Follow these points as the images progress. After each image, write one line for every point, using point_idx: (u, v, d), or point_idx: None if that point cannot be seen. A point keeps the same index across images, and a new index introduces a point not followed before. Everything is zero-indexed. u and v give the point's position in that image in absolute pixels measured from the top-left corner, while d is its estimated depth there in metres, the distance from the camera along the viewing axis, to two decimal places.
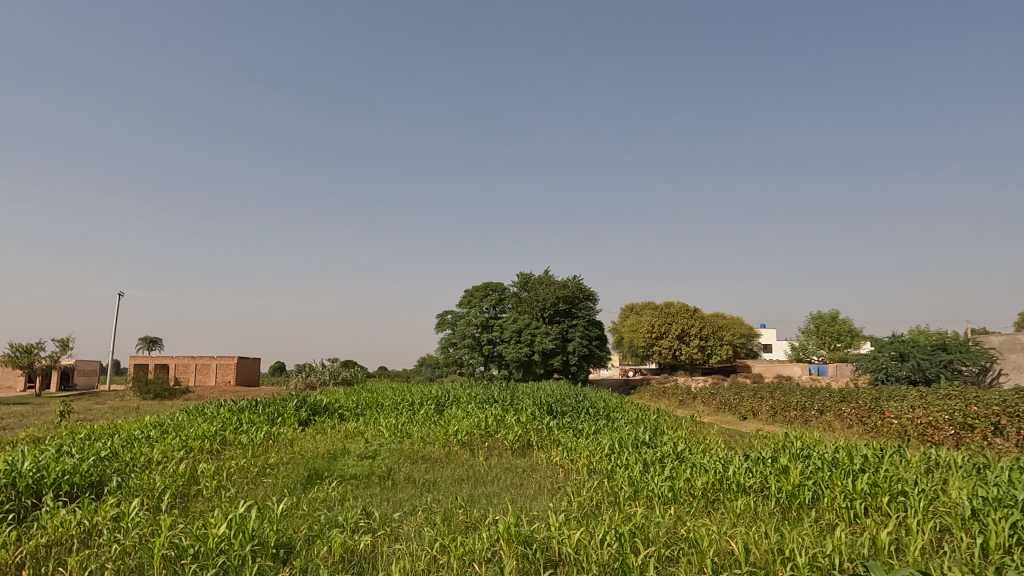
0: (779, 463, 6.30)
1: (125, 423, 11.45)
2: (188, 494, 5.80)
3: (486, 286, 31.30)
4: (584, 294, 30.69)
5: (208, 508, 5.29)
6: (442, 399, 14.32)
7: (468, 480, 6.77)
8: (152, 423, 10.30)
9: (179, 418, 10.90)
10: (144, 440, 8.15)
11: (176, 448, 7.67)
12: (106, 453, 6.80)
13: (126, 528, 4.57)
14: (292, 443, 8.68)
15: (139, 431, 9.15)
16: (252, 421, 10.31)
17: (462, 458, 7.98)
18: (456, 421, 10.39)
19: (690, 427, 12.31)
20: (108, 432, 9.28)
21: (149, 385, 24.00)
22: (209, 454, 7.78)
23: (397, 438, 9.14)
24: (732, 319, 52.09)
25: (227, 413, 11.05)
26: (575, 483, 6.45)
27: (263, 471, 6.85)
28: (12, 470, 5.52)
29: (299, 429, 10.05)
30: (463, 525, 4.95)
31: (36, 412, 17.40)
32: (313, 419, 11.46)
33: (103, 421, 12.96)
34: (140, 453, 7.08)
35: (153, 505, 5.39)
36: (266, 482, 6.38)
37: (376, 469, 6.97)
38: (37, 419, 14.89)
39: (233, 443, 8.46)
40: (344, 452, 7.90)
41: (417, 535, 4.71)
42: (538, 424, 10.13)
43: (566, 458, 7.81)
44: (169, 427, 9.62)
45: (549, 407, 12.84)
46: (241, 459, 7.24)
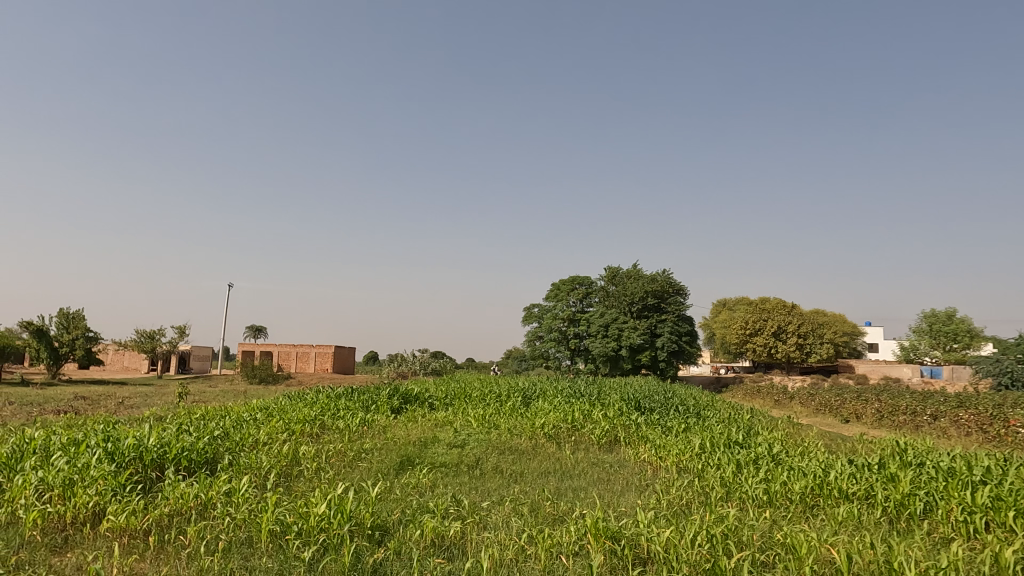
0: (887, 471, 5.92)
1: (234, 405, 12.29)
2: (291, 474, 6.16)
3: (574, 280, 31.25)
4: (674, 288, 29.93)
5: (310, 487, 5.61)
6: (529, 391, 14.43)
7: (554, 473, 6.79)
8: (258, 406, 11.03)
9: (282, 403, 11.59)
10: (252, 422, 8.71)
11: (280, 431, 8.17)
12: (219, 433, 7.33)
13: (236, 504, 4.91)
14: (385, 430, 9.00)
15: (248, 413, 9.82)
16: (348, 408, 10.80)
17: (549, 451, 8.02)
18: (543, 414, 10.43)
19: (787, 428, 11.73)
20: (220, 413, 10.02)
21: (255, 370, 25.72)
22: (309, 437, 8.24)
23: (485, 428, 9.28)
24: (834, 317, 49.38)
25: (325, 400, 11.62)
26: (663, 481, 6.31)
27: (358, 455, 7.16)
28: (139, 444, 6.03)
29: (392, 417, 10.41)
30: (551, 517, 4.98)
31: (160, 392, 19.13)
32: (404, 408, 11.86)
33: (216, 403, 14.01)
34: (248, 433, 7.59)
35: (260, 482, 5.78)
36: (361, 466, 6.68)
37: (466, 458, 7.12)
38: (159, 399, 16.29)
39: (331, 428, 8.88)
40: (434, 441, 8.11)
41: (505, 525, 4.77)
42: (626, 419, 10.00)
43: (654, 454, 7.68)
44: (274, 410, 10.25)
45: (637, 403, 12.63)
46: (339, 443, 7.62)
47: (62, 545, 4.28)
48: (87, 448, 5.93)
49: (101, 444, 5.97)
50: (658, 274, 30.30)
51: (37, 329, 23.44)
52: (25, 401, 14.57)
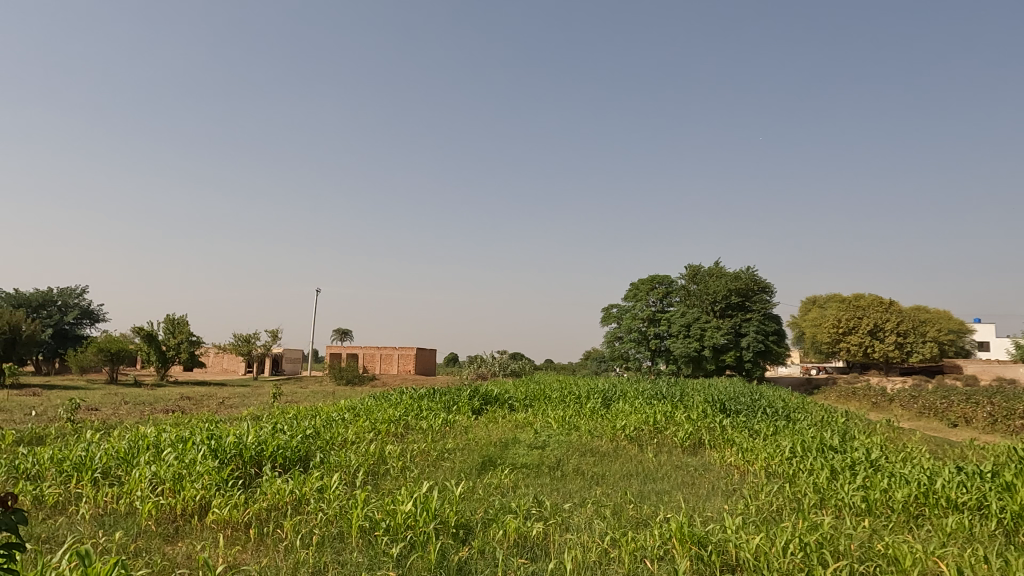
0: (1001, 479, 5.48)
1: (322, 406, 12.82)
2: (378, 472, 6.38)
3: (653, 279, 30.72)
4: (760, 286, 28.79)
5: (396, 486, 5.80)
6: (609, 392, 14.28)
7: (637, 475, 6.69)
8: (347, 406, 11.46)
9: (368, 403, 12.00)
10: (340, 421, 9.09)
11: (367, 430, 8.48)
12: (311, 432, 7.68)
13: (328, 500, 5.12)
14: (467, 430, 9.16)
15: (337, 413, 10.26)
16: (431, 408, 11.07)
17: (631, 453, 7.91)
18: (623, 416, 10.29)
19: (887, 433, 11.01)
20: (311, 412, 10.50)
21: (342, 371, 26.77)
22: (395, 437, 8.49)
23: (565, 430, 9.29)
24: (938, 314, 46.04)
25: (409, 401, 11.96)
26: (751, 486, 6.09)
27: (441, 455, 7.33)
28: (239, 442, 6.41)
29: (473, 418, 10.57)
30: (634, 520, 4.92)
31: (256, 392, 20.24)
32: (485, 408, 12.02)
33: (308, 403, 14.69)
34: (338, 432, 7.92)
35: (350, 479, 6.02)
36: (445, 465, 6.82)
37: (547, 460, 7.14)
38: (256, 400, 17.27)
39: (415, 428, 9.13)
40: (515, 442, 8.18)
41: (588, 527, 4.75)
42: (711, 422, 9.73)
43: (741, 458, 7.43)
44: (361, 410, 10.64)
45: (722, 405, 12.23)
46: (423, 443, 7.81)
47: (174, 534, 4.61)
48: (193, 445, 6.36)
49: (206, 441, 6.39)
50: (742, 271, 29.27)
51: (147, 334, 25.31)
52: (139, 400, 15.80)
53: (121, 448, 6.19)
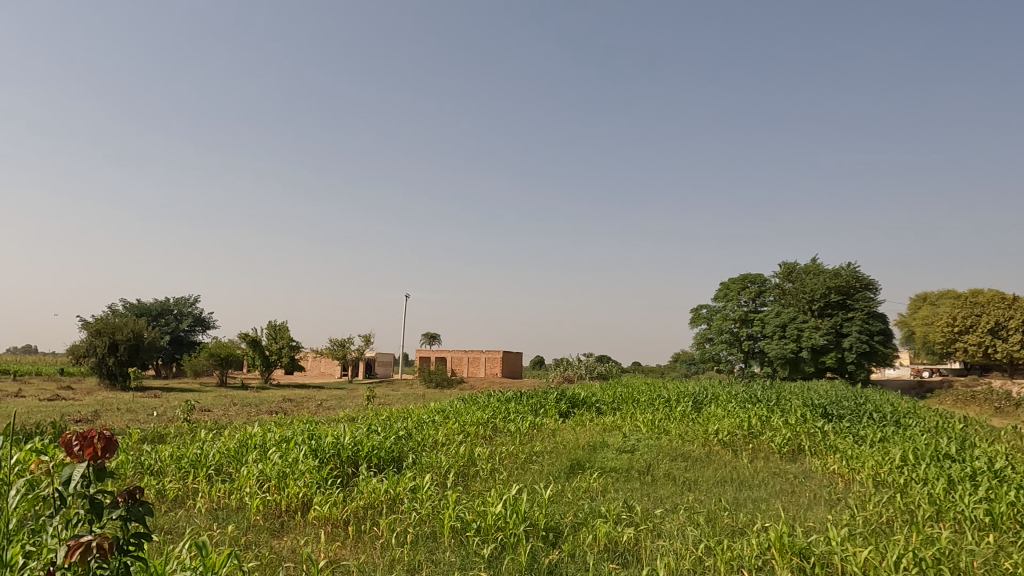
0: None
1: (414, 408, 13.18)
2: (468, 473, 6.50)
3: (745, 278, 29.64)
4: (862, 283, 27.10)
5: (485, 487, 5.88)
6: (700, 396, 13.87)
7: (732, 482, 6.46)
8: (436, 409, 11.74)
9: (457, 406, 12.24)
10: (431, 423, 9.32)
11: (456, 432, 8.65)
12: (403, 433, 7.92)
13: (421, 499, 5.27)
14: (554, 433, 9.16)
15: (428, 415, 10.52)
16: (519, 411, 11.16)
17: (725, 459, 7.66)
18: (716, 420, 9.97)
19: (1013, 441, 10.07)
20: (403, 414, 10.82)
21: (431, 374, 27.45)
22: (483, 439, 8.61)
23: (655, 434, 9.10)
24: None
25: (496, 403, 12.11)
26: (858, 496, 5.71)
27: (530, 458, 7.37)
28: (336, 442, 6.70)
29: (561, 421, 10.56)
30: (729, 528, 4.75)
31: (352, 395, 21.08)
32: (572, 412, 11.97)
33: (399, 406, 15.16)
34: (429, 434, 8.11)
35: (441, 480, 6.16)
36: (533, 468, 6.85)
37: (636, 464, 7.02)
38: (352, 402, 18.02)
39: (503, 430, 9.22)
40: (603, 445, 8.10)
41: (681, 534, 4.63)
42: (811, 427, 9.24)
43: (845, 466, 7.02)
44: (450, 413, 10.86)
45: (823, 409, 11.60)
46: (511, 446, 7.88)
47: (280, 529, 4.87)
48: (295, 445, 6.72)
49: (307, 441, 6.73)
50: (842, 268, 27.69)
51: (252, 339, 26.94)
52: (246, 402, 16.82)
53: (231, 447, 6.62)
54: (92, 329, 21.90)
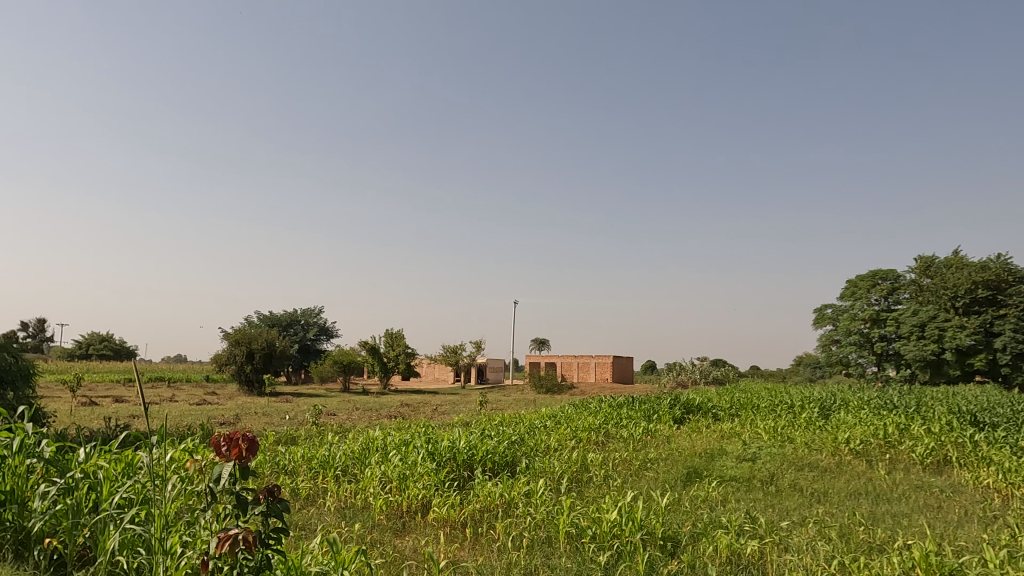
0: None
1: (526, 413, 13.31)
2: (582, 479, 6.47)
3: (874, 275, 27.47)
4: (1016, 276, 24.26)
5: (600, 494, 5.82)
6: (828, 402, 12.99)
7: (867, 495, 6.00)
8: (548, 414, 11.78)
9: (568, 411, 12.23)
10: (543, 429, 9.37)
11: (568, 438, 8.65)
12: (516, 438, 8.02)
13: (535, 504, 5.30)
14: (669, 440, 8.92)
15: (539, 420, 10.58)
16: (631, 417, 10.98)
17: (858, 470, 7.11)
18: (846, 428, 9.29)
19: None
20: (515, 420, 10.95)
21: (542, 380, 27.63)
22: (596, 445, 8.55)
23: (777, 442, 8.63)
24: None
25: (608, 409, 11.98)
26: (1018, 515, 5.11)
27: (644, 464, 7.22)
28: (452, 446, 6.90)
29: (675, 427, 10.29)
30: (865, 545, 4.40)
31: (465, 400, 21.63)
32: (687, 418, 11.61)
33: (511, 411, 15.37)
34: (541, 440, 8.16)
35: (555, 486, 6.16)
36: (648, 475, 6.70)
37: (758, 473, 6.69)
38: (465, 407, 18.47)
39: (615, 437, 9.10)
40: (722, 453, 7.78)
41: (810, 548, 4.36)
42: (959, 436, 8.38)
43: (1001, 480, 6.30)
44: (562, 418, 10.88)
45: (973, 417, 10.48)
46: (625, 452, 7.76)
47: (402, 528, 5.08)
48: (414, 448, 6.99)
49: (425, 445, 6.97)
50: (990, 259, 24.98)
51: (371, 347, 28.36)
52: (368, 407, 17.73)
53: (355, 449, 7.00)
54: (232, 339, 23.95)
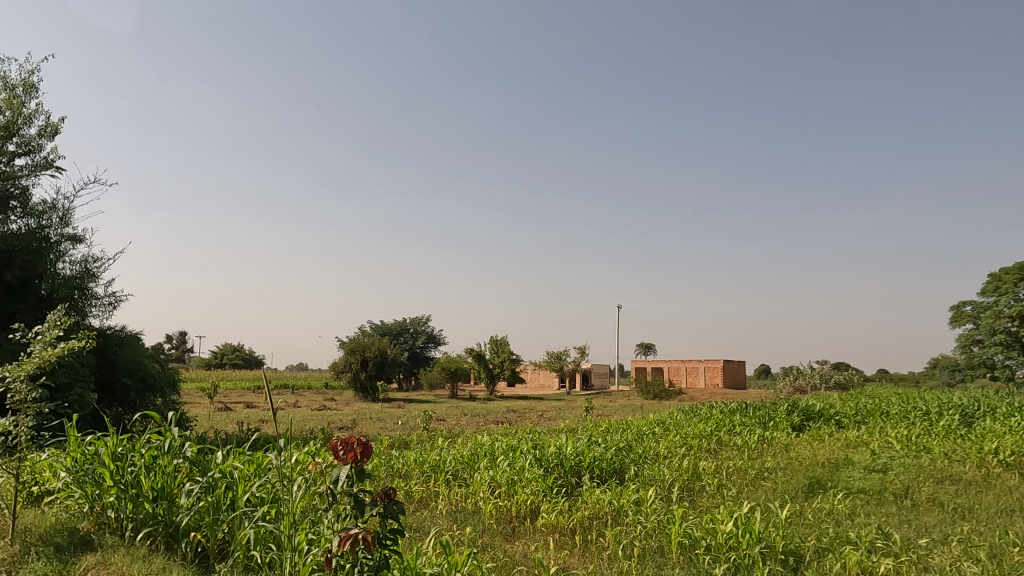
0: None
1: (633, 419, 13.07)
2: (694, 488, 6.26)
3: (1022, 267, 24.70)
4: None
5: (714, 504, 5.60)
6: (971, 408, 11.81)
7: (1022, 512, 5.38)
8: (656, 420, 11.50)
9: (678, 417, 11.90)
10: (651, 435, 9.15)
11: (678, 445, 8.40)
12: (624, 445, 7.88)
13: (645, 513, 5.18)
14: (787, 448, 8.44)
15: (647, 427, 10.35)
16: (745, 424, 10.50)
17: (1009, 484, 6.39)
18: (994, 437, 8.38)
19: None
20: (622, 426, 10.77)
21: (649, 386, 26.98)
22: (707, 452, 8.25)
23: (911, 451, 7.94)
24: None
25: (720, 415, 11.53)
26: None
27: (761, 474, 6.87)
28: (560, 452, 6.89)
29: (794, 435, 9.72)
30: (1020, 568, 3.95)
31: (570, 406, 21.56)
32: (806, 425, 10.95)
33: (618, 417, 15.17)
34: (649, 446, 7.98)
35: (665, 494, 6.00)
36: (765, 485, 6.37)
37: (890, 486, 6.18)
38: (571, 413, 18.40)
39: (729, 444, 8.73)
40: (847, 463, 7.27)
41: (955, 570, 3.96)
42: None
43: None
44: (671, 424, 10.59)
45: None
46: (739, 460, 7.42)
47: (512, 533, 5.13)
48: (522, 453, 7.04)
49: (532, 451, 7.01)
50: None
51: (477, 353, 28.93)
52: (475, 413, 18.07)
53: (465, 454, 7.15)
54: (347, 348, 25.24)
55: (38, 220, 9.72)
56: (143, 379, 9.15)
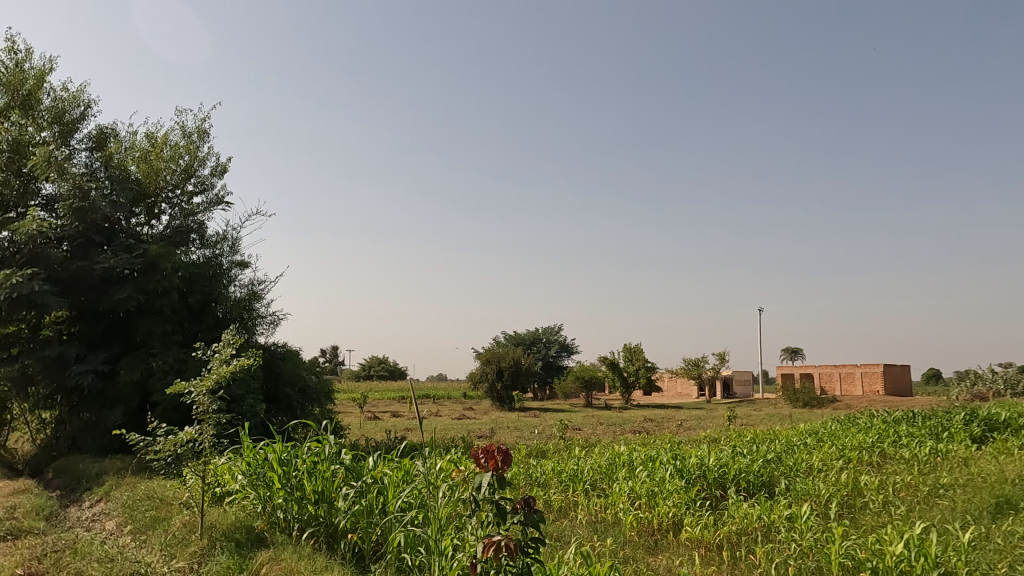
0: None
1: (781, 429, 12.27)
2: (855, 505, 5.75)
3: None
4: None
5: (879, 522, 5.11)
6: None
7: None
8: (807, 431, 10.72)
9: (832, 427, 11.01)
10: (803, 447, 8.53)
11: (835, 457, 7.75)
12: (772, 456, 7.41)
13: (800, 531, 4.83)
14: (967, 463, 7.51)
15: (798, 437, 9.66)
16: (913, 435, 9.49)
17: None
18: None
19: None
20: (770, 437, 10.14)
21: (798, 394, 25.23)
22: (869, 466, 7.54)
23: None
24: None
25: (882, 425, 10.51)
26: None
27: (935, 491, 6.17)
28: (702, 463, 6.61)
29: (975, 448, 8.63)
30: None
31: (712, 415, 20.64)
32: (990, 437, 9.69)
33: (764, 427, 14.32)
34: (801, 459, 7.44)
35: (822, 511, 5.57)
36: (942, 504, 5.71)
37: None
38: (712, 422, 17.63)
39: (894, 457, 7.92)
40: None
41: None
42: None
43: None
44: (825, 435, 9.81)
45: None
46: (907, 475, 6.71)
47: (655, 547, 5.00)
48: (662, 464, 6.85)
49: (672, 462, 6.79)
50: None
51: (611, 362, 28.61)
52: (611, 422, 17.83)
53: (603, 464, 7.07)
54: (483, 358, 26.00)
55: (213, 250, 10.96)
56: (303, 390, 10.00)
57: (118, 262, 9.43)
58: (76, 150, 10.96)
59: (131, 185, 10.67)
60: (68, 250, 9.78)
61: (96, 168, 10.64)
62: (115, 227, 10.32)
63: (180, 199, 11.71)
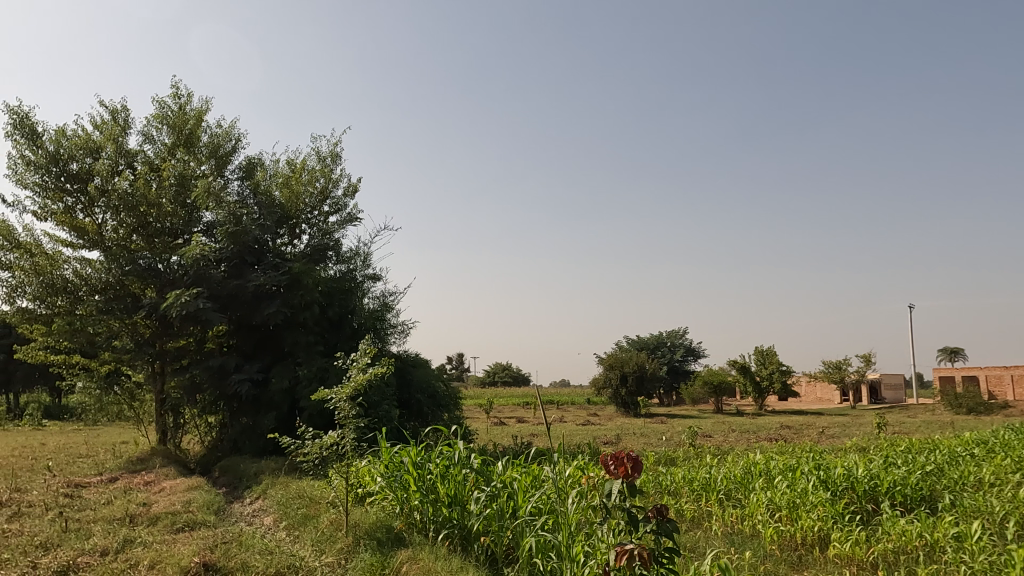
0: None
1: (941, 438, 11.10)
2: None
3: None
4: None
5: None
6: None
7: None
8: (975, 440, 9.59)
9: (1006, 436, 9.78)
10: (970, 458, 7.65)
11: (1010, 470, 6.88)
12: (932, 468, 6.71)
13: (971, 552, 4.33)
14: None
15: (963, 447, 8.68)
16: None
17: None
18: None
19: None
20: (929, 446, 9.20)
21: (960, 398, 22.69)
22: None
23: None
24: None
25: None
26: None
27: None
28: (849, 473, 6.11)
29: None
30: None
31: (858, 422, 19.07)
32: None
33: (920, 435, 13.02)
34: (968, 471, 6.67)
35: (996, 530, 4.96)
36: None
37: None
38: (859, 430, 16.28)
39: None
40: None
41: None
42: None
43: None
44: (996, 445, 8.74)
45: None
46: None
47: (799, 562, 4.69)
48: (803, 474, 6.41)
49: (814, 471, 6.34)
50: None
51: (741, 366, 27.28)
52: (745, 429, 16.95)
53: (737, 473, 6.73)
54: (606, 363, 25.73)
55: (348, 265, 11.72)
56: (433, 396, 10.42)
57: (268, 279, 10.33)
58: (229, 179, 12.17)
59: (276, 209, 11.67)
60: (226, 270, 10.85)
61: (247, 196, 11.77)
62: (264, 248, 11.33)
63: (318, 219, 12.64)
